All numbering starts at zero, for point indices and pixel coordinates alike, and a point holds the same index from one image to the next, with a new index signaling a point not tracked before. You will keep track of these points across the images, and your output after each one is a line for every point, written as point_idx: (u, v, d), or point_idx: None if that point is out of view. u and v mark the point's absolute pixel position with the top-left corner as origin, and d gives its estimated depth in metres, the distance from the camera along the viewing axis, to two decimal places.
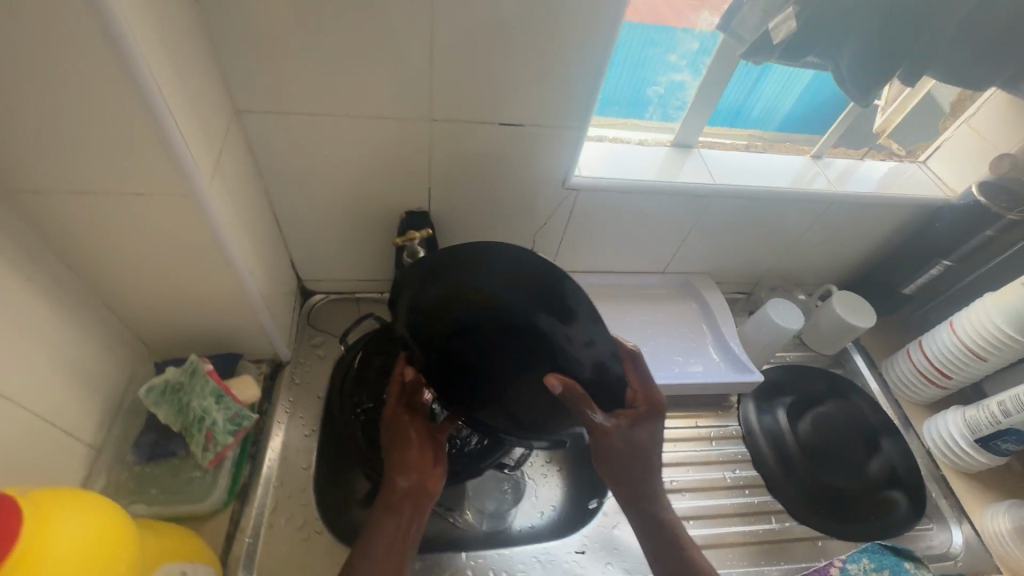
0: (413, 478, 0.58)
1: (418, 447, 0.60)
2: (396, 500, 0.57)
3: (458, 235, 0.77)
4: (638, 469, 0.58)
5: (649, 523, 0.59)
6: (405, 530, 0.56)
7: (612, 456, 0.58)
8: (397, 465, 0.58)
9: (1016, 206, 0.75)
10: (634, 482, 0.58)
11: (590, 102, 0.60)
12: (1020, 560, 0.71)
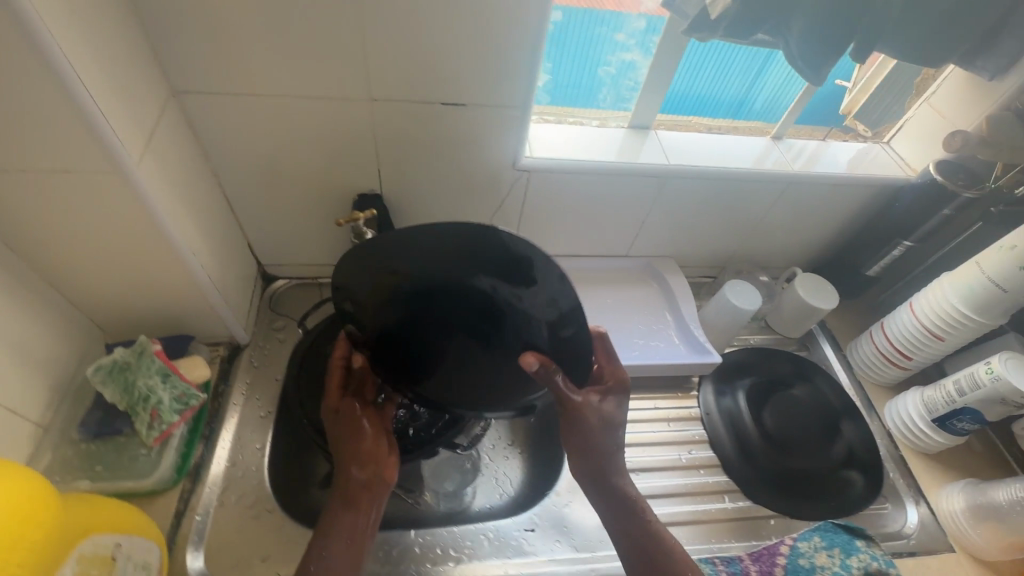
0: (365, 468, 0.59)
1: (366, 439, 0.60)
2: (348, 490, 0.58)
3: (413, 218, 0.77)
4: (601, 444, 0.60)
5: (609, 500, 0.60)
6: (362, 518, 0.57)
7: (577, 433, 0.59)
8: (347, 456, 0.59)
9: (973, 183, 0.74)
10: (597, 458, 0.60)
11: (530, 79, 0.61)
12: (973, 538, 0.71)
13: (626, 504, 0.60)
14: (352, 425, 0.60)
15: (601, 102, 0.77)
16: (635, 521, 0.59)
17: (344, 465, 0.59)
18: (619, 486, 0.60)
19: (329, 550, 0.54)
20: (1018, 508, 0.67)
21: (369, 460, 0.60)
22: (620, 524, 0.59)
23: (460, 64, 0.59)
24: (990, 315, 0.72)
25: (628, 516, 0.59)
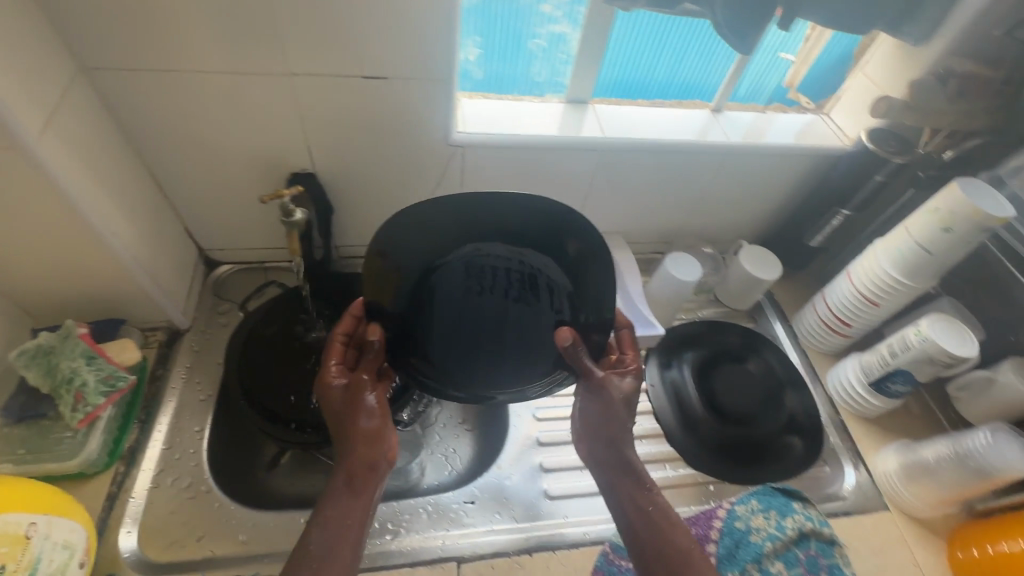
0: (370, 449, 0.56)
1: (373, 418, 0.57)
2: (351, 469, 0.55)
3: (350, 196, 0.77)
4: (619, 417, 0.61)
5: (620, 477, 0.59)
6: (363, 500, 0.54)
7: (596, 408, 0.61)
8: (351, 435, 0.56)
9: (904, 149, 0.75)
10: (614, 430, 0.61)
11: (448, 50, 0.61)
12: (906, 497, 0.73)
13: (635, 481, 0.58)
14: (356, 402, 0.58)
15: (535, 76, 0.77)
16: (645, 497, 0.57)
17: (348, 443, 0.56)
18: (631, 461, 0.59)
19: (328, 528, 0.51)
20: (945, 463, 0.68)
21: (373, 441, 0.57)
22: (630, 500, 0.57)
23: (376, 36, 0.59)
24: (919, 278, 0.73)
25: (639, 493, 0.57)
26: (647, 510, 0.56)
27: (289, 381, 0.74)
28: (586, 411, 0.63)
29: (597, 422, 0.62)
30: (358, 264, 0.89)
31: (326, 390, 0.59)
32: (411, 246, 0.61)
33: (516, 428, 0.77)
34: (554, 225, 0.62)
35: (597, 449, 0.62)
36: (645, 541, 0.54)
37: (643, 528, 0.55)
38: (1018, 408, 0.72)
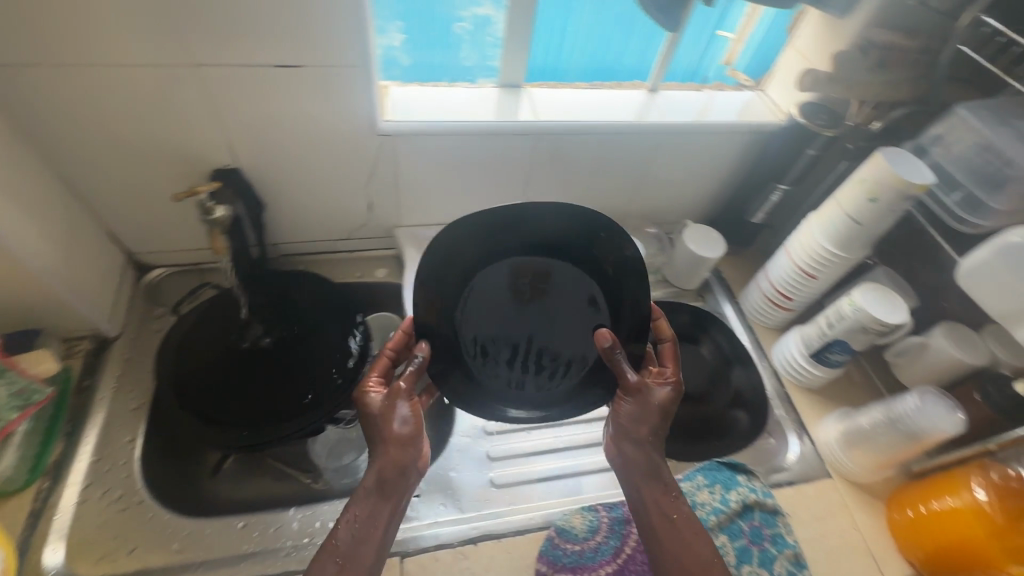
0: (401, 453, 0.57)
1: (405, 424, 0.58)
2: (380, 474, 0.56)
3: (280, 190, 0.75)
4: (653, 425, 0.60)
5: (650, 482, 0.59)
6: (389, 504, 0.56)
7: (633, 414, 0.60)
8: (382, 438, 0.57)
9: (833, 122, 0.76)
10: (650, 435, 0.60)
11: (362, 36, 0.59)
12: (846, 464, 0.74)
13: (661, 487, 0.59)
14: (392, 406, 0.58)
15: (465, 60, 0.76)
16: (670, 504, 0.58)
17: (378, 444, 0.57)
18: (660, 467, 0.59)
19: (354, 529, 0.53)
20: (880, 429, 0.70)
21: (404, 446, 0.58)
22: (654, 505, 0.58)
23: (285, 21, 0.57)
24: (852, 249, 0.74)
25: (666, 500, 0.58)
26: (672, 518, 0.57)
27: (221, 382, 0.72)
28: (620, 415, 0.61)
29: (631, 425, 0.60)
30: (298, 260, 0.87)
31: (365, 395, 0.60)
32: (455, 263, 0.59)
33: (463, 420, 0.76)
34: (595, 234, 0.60)
35: (628, 452, 0.61)
36: (666, 545, 0.56)
37: (664, 534, 0.56)
38: (948, 371, 0.74)
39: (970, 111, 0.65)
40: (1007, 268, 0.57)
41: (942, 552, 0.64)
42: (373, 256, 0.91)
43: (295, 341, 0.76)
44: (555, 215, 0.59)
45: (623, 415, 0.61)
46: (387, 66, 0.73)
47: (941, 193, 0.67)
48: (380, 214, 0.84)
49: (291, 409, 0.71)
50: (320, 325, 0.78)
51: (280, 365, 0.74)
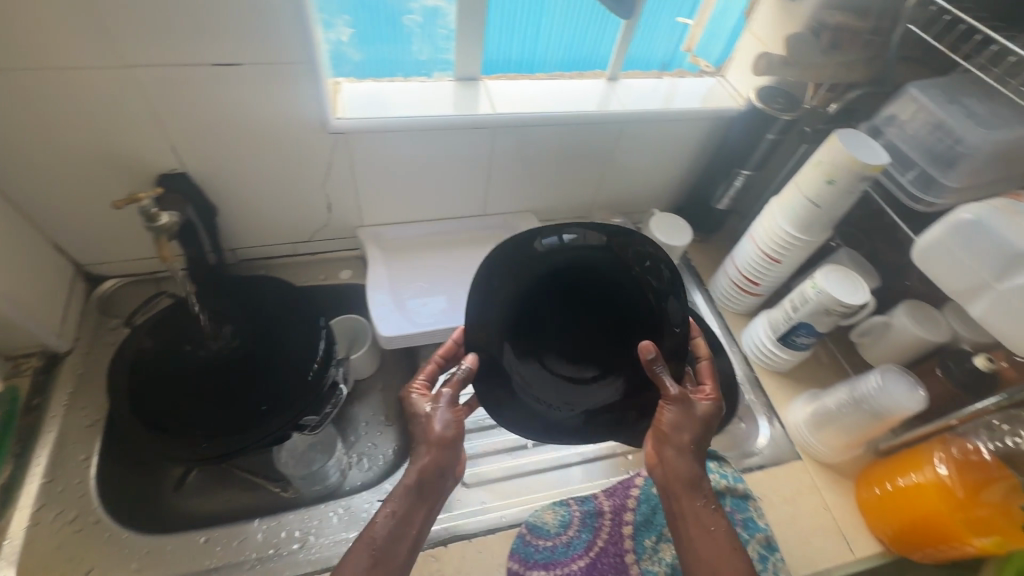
0: (442, 456, 0.56)
1: (450, 425, 0.58)
2: (418, 474, 0.55)
3: (232, 193, 0.73)
4: (696, 434, 0.58)
5: (689, 494, 0.56)
6: (424, 503, 0.55)
7: (673, 424, 0.57)
8: (424, 440, 0.57)
9: (790, 106, 0.76)
10: (691, 444, 0.57)
11: (302, 30, 0.58)
12: (813, 445, 0.75)
13: (700, 500, 0.56)
14: (437, 408, 0.59)
15: (418, 54, 0.74)
16: (709, 516, 0.55)
17: (419, 444, 0.57)
18: (700, 478, 0.57)
19: (389, 525, 0.53)
20: (844, 409, 0.71)
21: (445, 448, 0.57)
22: (692, 518, 0.55)
23: (221, 16, 0.55)
24: (813, 232, 0.74)
25: (704, 512, 0.55)
26: (710, 531, 0.54)
27: (174, 394, 0.70)
28: (663, 425, 0.58)
29: (672, 433, 0.57)
30: (258, 265, 0.85)
31: (411, 399, 0.60)
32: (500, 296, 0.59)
33: None
34: (627, 251, 0.60)
35: (666, 460, 0.57)
36: (705, 560, 0.53)
37: (700, 545, 0.54)
38: (911, 348, 0.75)
39: (921, 90, 0.65)
40: (959, 246, 0.58)
41: (908, 528, 0.64)
42: (336, 258, 0.89)
43: (252, 348, 0.74)
44: (586, 235, 0.59)
45: (665, 425, 0.57)
46: (337, 62, 0.71)
47: (896, 172, 0.68)
48: (340, 215, 0.82)
49: (251, 419, 0.69)
50: (281, 332, 0.76)
51: (237, 374, 0.72)
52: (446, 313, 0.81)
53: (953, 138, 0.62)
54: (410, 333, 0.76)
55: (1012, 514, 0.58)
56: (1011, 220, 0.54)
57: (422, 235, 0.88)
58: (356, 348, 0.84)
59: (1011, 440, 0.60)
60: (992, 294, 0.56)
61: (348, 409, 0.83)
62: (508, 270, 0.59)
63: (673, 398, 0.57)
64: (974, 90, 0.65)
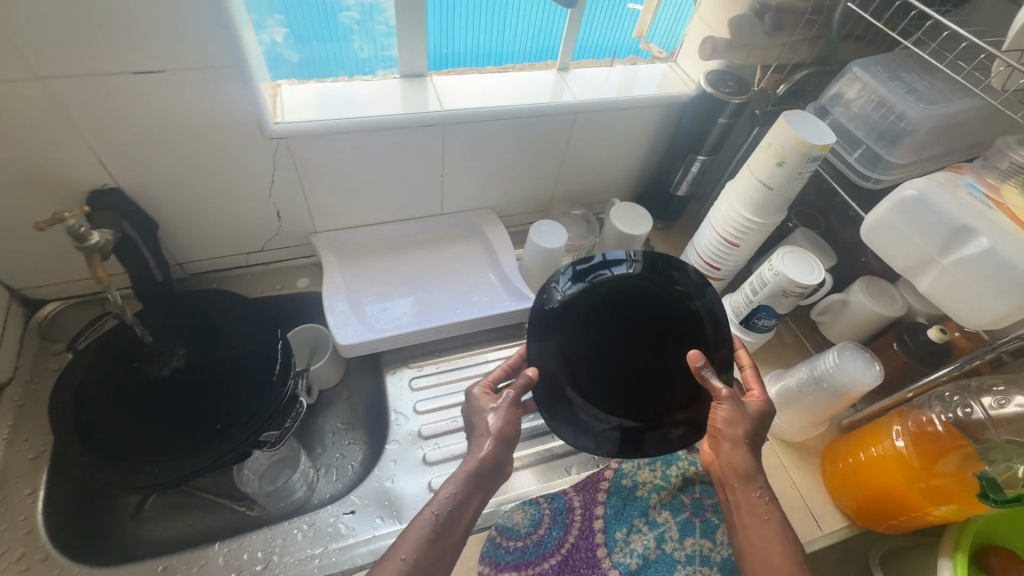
0: (501, 451, 0.57)
1: (510, 423, 0.59)
2: (480, 462, 0.56)
3: (173, 206, 0.70)
4: (750, 427, 0.58)
5: (744, 487, 0.56)
6: (480, 491, 0.56)
7: (729, 421, 0.57)
8: (484, 433, 0.58)
9: (740, 89, 0.76)
10: (745, 437, 0.57)
11: (227, 35, 0.55)
12: (779, 426, 0.75)
13: (756, 492, 0.57)
14: (500, 406, 0.60)
15: (359, 51, 0.72)
16: (763, 506, 0.56)
17: (479, 435, 0.58)
18: (756, 470, 0.57)
19: (448, 505, 0.54)
20: (806, 388, 0.71)
21: (502, 443, 0.58)
22: (746, 506, 0.57)
23: (136, 21, 0.52)
24: (769, 214, 0.74)
25: (758, 503, 0.56)
26: (764, 520, 0.56)
27: (120, 421, 0.66)
28: (716, 422, 0.58)
29: (725, 428, 0.57)
30: (210, 278, 0.83)
31: (473, 398, 0.62)
32: (545, 332, 0.58)
33: (398, 428, 0.74)
34: (670, 274, 0.58)
35: (722, 454, 0.58)
36: (759, 547, 0.54)
37: (755, 534, 0.55)
38: (869, 324, 0.76)
39: (863, 68, 0.65)
40: (904, 222, 0.59)
41: (872, 500, 0.65)
42: (292, 266, 0.86)
43: (202, 366, 0.71)
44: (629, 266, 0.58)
45: (719, 421, 0.57)
46: (274, 63, 0.68)
47: (845, 151, 0.68)
48: (291, 222, 0.79)
49: (205, 438, 0.66)
50: (233, 347, 0.73)
51: (186, 393, 0.69)
52: (405, 318, 0.79)
53: (895, 115, 0.62)
54: (368, 339, 0.75)
55: (967, 482, 0.57)
56: (952, 193, 0.55)
57: (379, 238, 0.86)
58: (315, 360, 0.83)
59: (963, 410, 0.60)
60: (937, 269, 0.57)
61: (313, 421, 0.82)
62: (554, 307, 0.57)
63: (727, 397, 0.57)
64: (914, 66, 0.65)
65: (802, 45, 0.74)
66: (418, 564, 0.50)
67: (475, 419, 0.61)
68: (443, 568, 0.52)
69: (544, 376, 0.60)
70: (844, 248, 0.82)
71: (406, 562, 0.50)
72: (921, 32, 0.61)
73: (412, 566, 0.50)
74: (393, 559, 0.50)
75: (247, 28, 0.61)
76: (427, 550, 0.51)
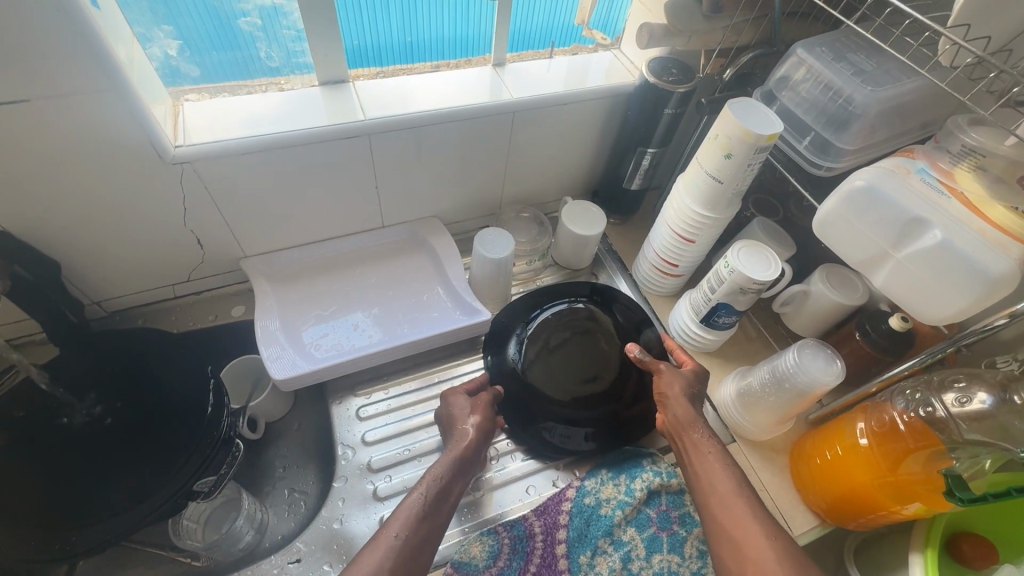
0: (483, 438, 0.63)
1: (488, 416, 0.65)
2: (467, 445, 0.61)
3: (76, 241, 0.64)
4: (686, 385, 0.66)
5: (686, 431, 0.63)
6: (462, 476, 0.60)
7: (671, 380, 0.67)
8: (467, 423, 0.64)
9: (684, 77, 0.72)
10: (683, 393, 0.65)
11: (99, 56, 0.49)
12: (746, 426, 0.72)
13: (703, 439, 0.62)
14: (477, 407, 0.66)
15: (267, 61, 0.66)
16: (703, 442, 0.62)
17: (462, 426, 0.63)
18: (699, 418, 0.64)
19: (435, 486, 0.57)
20: (768, 388, 0.68)
21: (484, 431, 0.64)
22: (692, 448, 0.62)
23: None
24: (721, 208, 0.70)
25: (700, 440, 0.62)
26: (706, 453, 0.60)
27: (19, 486, 0.58)
28: (661, 389, 0.67)
29: (666, 391, 0.66)
30: (134, 314, 0.77)
31: (451, 398, 0.67)
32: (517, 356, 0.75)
33: (346, 462, 0.70)
34: (611, 305, 0.80)
35: (668, 413, 0.65)
36: (704, 477, 0.59)
37: (702, 470, 0.60)
38: (830, 315, 0.73)
39: (807, 49, 0.62)
40: (854, 215, 0.56)
41: (840, 499, 0.63)
42: (224, 293, 0.81)
43: (127, 416, 0.65)
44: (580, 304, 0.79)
45: (663, 386, 0.67)
46: (171, 79, 0.63)
47: (794, 139, 0.64)
48: (215, 248, 0.74)
49: (129, 498, 0.58)
50: (158, 390, 0.66)
51: (110, 446, 0.62)
52: (349, 344, 0.74)
53: (843, 98, 0.58)
54: (305, 371, 0.69)
55: (932, 481, 0.55)
56: (904, 183, 0.53)
57: (317, 258, 0.81)
58: (258, 392, 0.78)
59: (926, 408, 0.57)
60: (891, 263, 0.55)
61: (259, 459, 0.77)
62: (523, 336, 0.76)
63: (663, 365, 0.68)
64: (859, 46, 0.62)
65: (745, 26, 0.71)
66: (408, 542, 0.52)
67: (451, 415, 0.66)
68: (429, 550, 0.54)
69: (516, 394, 0.72)
70: (802, 236, 0.79)
71: (398, 538, 0.52)
72: (863, 8, 0.57)
73: (403, 543, 0.52)
74: (385, 536, 0.52)
75: (128, 44, 0.56)
76: (416, 528, 0.54)
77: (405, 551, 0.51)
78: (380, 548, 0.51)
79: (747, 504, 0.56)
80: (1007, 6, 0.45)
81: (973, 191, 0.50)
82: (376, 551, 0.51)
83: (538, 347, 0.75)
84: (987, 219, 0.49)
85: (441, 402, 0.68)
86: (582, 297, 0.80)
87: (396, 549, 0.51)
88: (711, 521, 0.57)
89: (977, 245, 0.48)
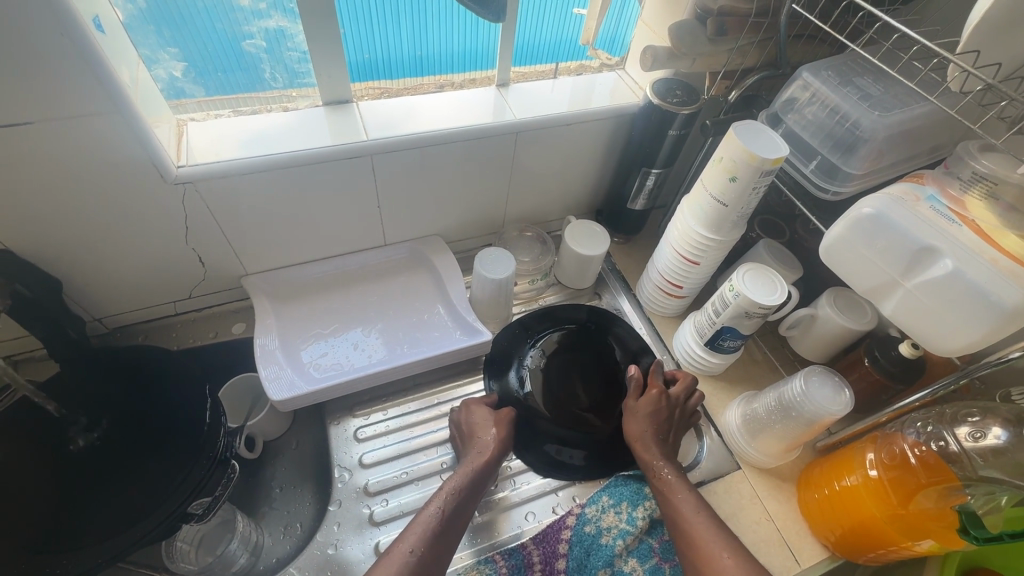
0: (502, 451, 0.64)
1: (508, 432, 0.66)
2: (486, 460, 0.62)
3: (77, 258, 0.64)
4: (647, 427, 0.66)
5: (652, 474, 0.63)
6: (478, 492, 0.60)
7: (632, 423, 0.67)
8: (488, 435, 0.65)
9: (688, 99, 0.71)
10: (642, 436, 0.66)
11: (101, 79, 0.49)
12: (752, 454, 0.70)
13: (664, 483, 0.62)
14: (499, 421, 0.66)
15: (271, 82, 0.67)
16: (664, 483, 0.62)
17: (484, 438, 0.64)
18: (654, 463, 0.64)
19: (452, 502, 0.57)
20: (774, 415, 0.67)
21: (503, 447, 0.64)
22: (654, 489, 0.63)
23: None
24: (726, 231, 0.69)
25: (664, 481, 0.62)
26: (670, 493, 0.61)
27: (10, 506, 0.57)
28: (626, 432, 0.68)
29: (629, 435, 0.67)
30: (136, 331, 0.77)
31: (472, 408, 0.68)
32: (516, 373, 0.76)
33: (343, 485, 0.69)
34: (605, 327, 0.81)
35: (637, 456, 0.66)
36: (678, 509, 0.59)
37: (670, 506, 0.60)
38: (838, 340, 0.71)
39: (813, 73, 0.61)
40: (863, 243, 0.55)
41: (850, 532, 0.61)
42: (226, 310, 0.81)
43: (133, 434, 0.64)
44: (576, 325, 0.81)
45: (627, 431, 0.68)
46: (175, 99, 0.63)
47: (800, 162, 0.64)
48: (217, 266, 0.74)
49: (124, 519, 0.57)
50: (155, 409, 0.66)
51: (110, 466, 0.61)
52: (349, 364, 0.74)
53: (850, 122, 0.58)
54: (303, 392, 0.68)
55: (944, 517, 0.53)
56: (912, 210, 0.52)
57: (320, 275, 0.81)
58: (256, 411, 0.77)
59: (938, 442, 0.56)
60: (901, 292, 0.54)
61: (255, 480, 0.75)
62: (520, 355, 0.78)
63: (629, 407, 0.69)
64: (865, 69, 0.61)
65: (751, 48, 0.71)
66: (423, 558, 0.52)
67: (469, 425, 0.67)
68: (443, 564, 0.54)
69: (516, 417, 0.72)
70: (809, 258, 0.78)
71: (413, 554, 0.52)
72: (871, 32, 0.57)
73: (417, 560, 0.52)
74: (399, 552, 0.52)
75: (133, 66, 0.56)
76: (429, 546, 0.53)
77: (420, 567, 0.51)
78: (395, 562, 0.51)
79: (722, 538, 0.55)
80: (1015, 34, 0.44)
81: (985, 219, 0.49)
82: (390, 565, 0.51)
83: (537, 365, 0.76)
84: (1000, 248, 0.47)
85: (460, 410, 0.69)
86: (579, 319, 0.82)
87: (410, 566, 0.51)
88: (686, 553, 0.56)
89: (990, 276, 0.47)
